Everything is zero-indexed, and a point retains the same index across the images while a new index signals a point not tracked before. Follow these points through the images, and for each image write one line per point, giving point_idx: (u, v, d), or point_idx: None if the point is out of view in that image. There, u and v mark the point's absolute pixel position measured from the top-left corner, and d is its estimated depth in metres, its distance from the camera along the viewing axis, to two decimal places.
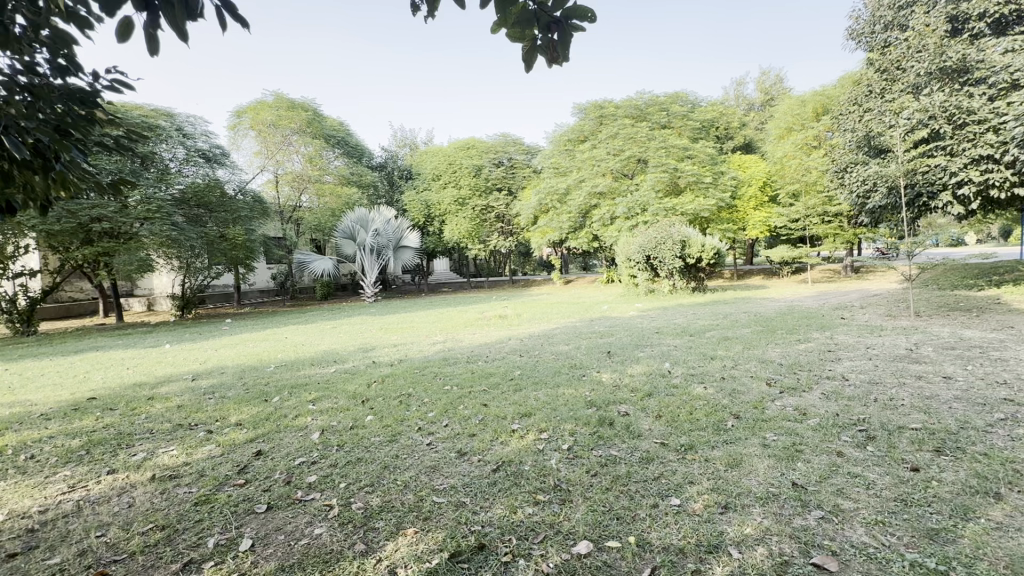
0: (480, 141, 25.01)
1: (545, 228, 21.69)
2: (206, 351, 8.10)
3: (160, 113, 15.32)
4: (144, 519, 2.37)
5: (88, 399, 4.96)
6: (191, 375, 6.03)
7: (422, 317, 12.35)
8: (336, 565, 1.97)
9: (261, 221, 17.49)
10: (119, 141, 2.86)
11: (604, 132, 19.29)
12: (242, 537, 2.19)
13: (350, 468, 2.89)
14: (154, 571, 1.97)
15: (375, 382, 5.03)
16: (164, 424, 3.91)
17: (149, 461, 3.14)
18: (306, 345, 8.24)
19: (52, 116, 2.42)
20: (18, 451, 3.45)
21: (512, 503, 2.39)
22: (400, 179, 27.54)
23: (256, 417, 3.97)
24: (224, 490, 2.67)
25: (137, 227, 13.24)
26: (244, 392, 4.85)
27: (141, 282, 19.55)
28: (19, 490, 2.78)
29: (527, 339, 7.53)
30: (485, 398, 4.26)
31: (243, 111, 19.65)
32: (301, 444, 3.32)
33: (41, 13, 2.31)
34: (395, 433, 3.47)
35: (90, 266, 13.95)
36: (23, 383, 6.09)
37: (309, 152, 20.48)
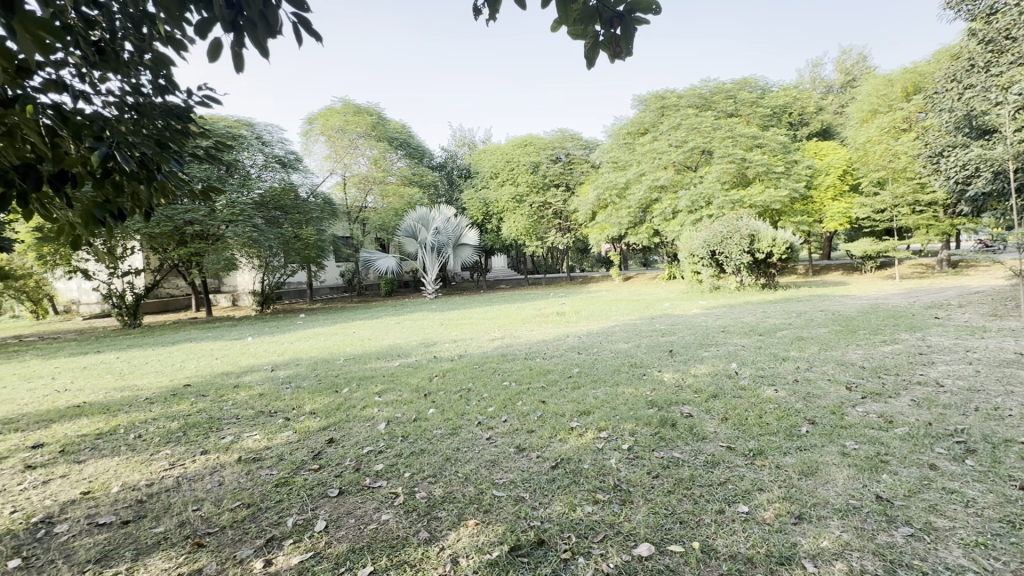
0: (537, 137, 24.96)
1: (604, 223, 21.32)
2: (284, 344, 8.71)
3: (242, 123, 16.56)
4: (232, 497, 2.59)
5: (184, 385, 5.50)
6: (270, 366, 6.50)
7: (481, 314, 12.55)
8: (402, 551, 2.05)
9: (331, 221, 18.51)
10: (208, 151, 3.11)
11: (665, 123, 18.69)
12: (318, 519, 2.34)
13: (414, 458, 3.01)
14: (242, 545, 2.16)
15: (436, 377, 5.20)
16: (248, 411, 4.25)
17: (235, 444, 3.43)
18: (372, 340, 8.62)
19: (153, 132, 2.66)
20: (128, 430, 3.89)
21: (571, 501, 2.39)
22: (459, 178, 28.12)
23: (327, 407, 4.23)
24: (301, 474, 2.86)
25: (223, 230, 14.42)
26: (317, 383, 5.19)
27: (227, 280, 21.30)
28: (130, 465, 3.14)
29: (586, 337, 7.45)
30: (544, 395, 4.28)
31: (314, 117, 20.86)
32: (369, 434, 3.50)
33: (144, 39, 2.55)
34: (456, 427, 3.56)
35: (184, 265, 15.38)
36: (132, 370, 6.86)
37: (374, 155, 21.33)
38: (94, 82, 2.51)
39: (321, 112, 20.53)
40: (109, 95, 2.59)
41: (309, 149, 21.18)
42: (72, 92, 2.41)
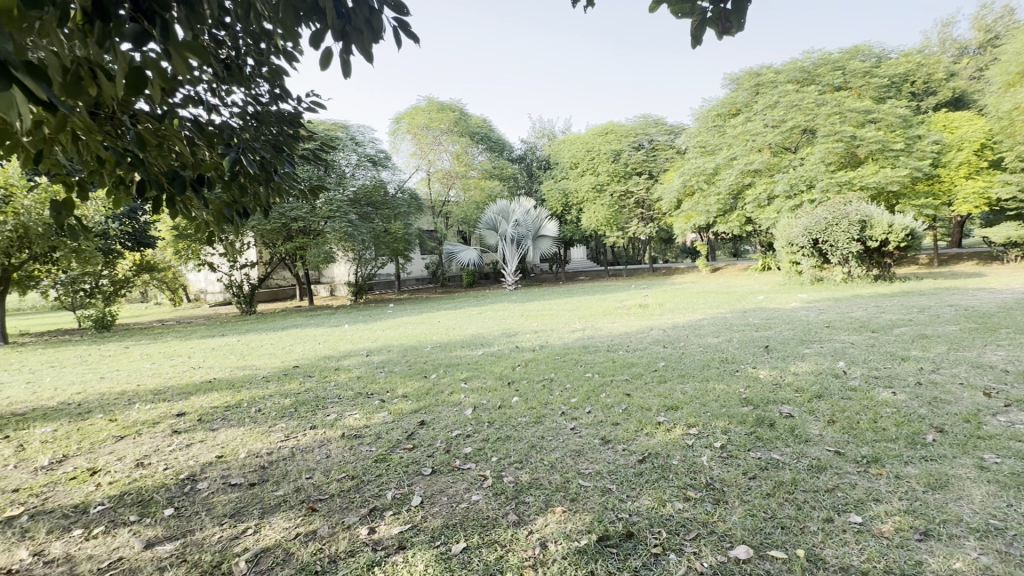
0: (618, 124, 24.22)
1: (690, 212, 20.29)
2: (377, 331, 9.34)
3: (338, 125, 17.76)
4: (338, 469, 2.84)
5: (294, 367, 6.11)
6: (366, 351, 7.00)
7: (560, 305, 12.53)
8: (492, 530, 2.13)
9: (417, 216, 19.44)
10: (314, 152, 3.36)
11: (761, 101, 17.33)
12: (414, 494, 2.50)
13: (500, 443, 3.10)
14: (349, 511, 2.37)
15: (518, 366, 5.29)
16: (349, 391, 4.63)
17: (339, 420, 3.76)
18: (456, 329, 8.97)
19: (269, 137, 2.94)
20: (251, 404, 4.41)
21: (660, 496, 2.34)
22: (538, 170, 28.20)
23: (418, 391, 4.48)
24: (397, 452, 3.07)
25: (323, 226, 15.70)
26: (408, 368, 5.51)
27: (326, 272, 23.16)
28: (253, 434, 3.55)
29: (671, 330, 7.15)
30: (629, 388, 4.20)
31: (402, 116, 21.96)
32: (457, 418, 3.66)
33: (263, 54, 2.82)
34: (540, 415, 3.61)
35: (291, 258, 16.97)
36: (251, 351, 7.74)
37: (457, 150, 21.97)
38: (223, 96, 2.84)
39: (408, 111, 21.55)
40: (234, 106, 2.91)
41: (397, 147, 22.32)
42: (206, 105, 2.73)
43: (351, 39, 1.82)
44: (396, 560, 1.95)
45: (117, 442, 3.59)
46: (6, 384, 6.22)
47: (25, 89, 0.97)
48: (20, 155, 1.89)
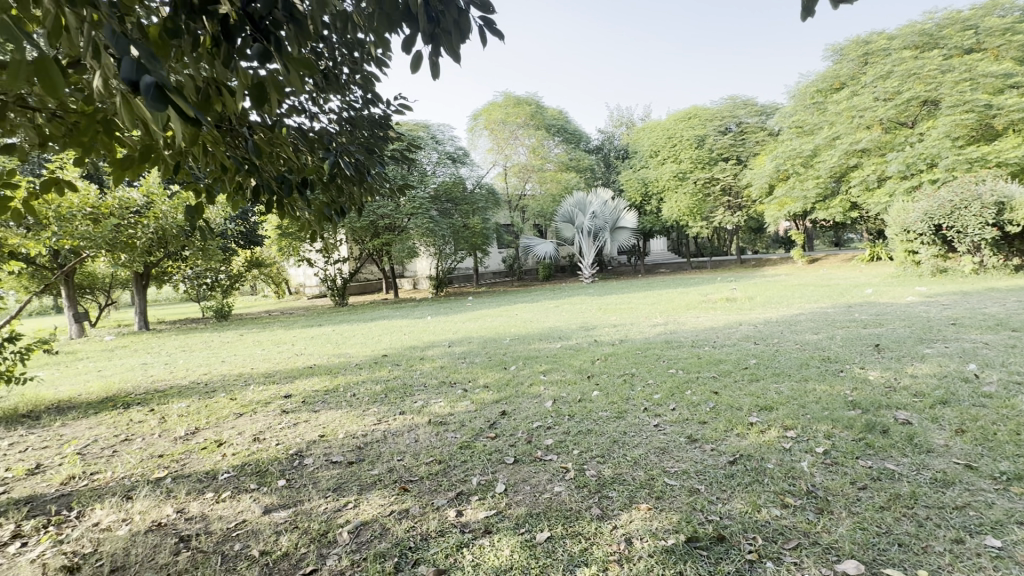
0: (703, 108, 22.89)
1: (784, 198, 18.75)
2: (458, 323, 9.67)
3: (420, 125, 18.45)
4: (427, 453, 3.00)
5: (383, 355, 6.52)
6: (448, 342, 7.28)
7: (639, 299, 12.18)
8: (576, 522, 2.14)
9: (494, 210, 19.80)
10: (401, 152, 3.53)
11: (870, 72, 15.55)
12: (498, 482, 2.57)
13: (582, 437, 3.09)
14: (438, 493, 2.49)
15: (598, 360, 5.22)
16: (433, 380, 4.87)
17: (426, 407, 3.96)
18: (534, 322, 9.04)
19: (361, 140, 3.14)
20: (347, 388, 4.78)
21: (755, 501, 2.21)
22: (616, 160, 27.51)
23: (498, 382, 4.59)
24: (480, 439, 3.17)
25: (406, 223, 16.49)
26: (488, 359, 5.65)
27: (409, 266, 24.32)
28: (350, 417, 3.85)
29: (763, 326, 6.68)
30: (717, 385, 3.99)
31: (479, 113, 22.45)
32: (537, 409, 3.71)
33: (356, 61, 3.00)
34: (622, 410, 3.55)
35: (377, 254, 18.01)
36: (345, 340, 8.34)
37: (533, 143, 22.01)
38: (321, 103, 3.06)
39: (486, 107, 21.96)
40: (331, 112, 3.13)
41: (475, 144, 22.81)
42: (306, 113, 2.96)
43: (440, 41, 1.85)
44: (483, 543, 2.03)
45: (237, 419, 4.05)
46: (150, 364, 7.24)
47: (179, 110, 1.10)
48: (162, 166, 2.16)
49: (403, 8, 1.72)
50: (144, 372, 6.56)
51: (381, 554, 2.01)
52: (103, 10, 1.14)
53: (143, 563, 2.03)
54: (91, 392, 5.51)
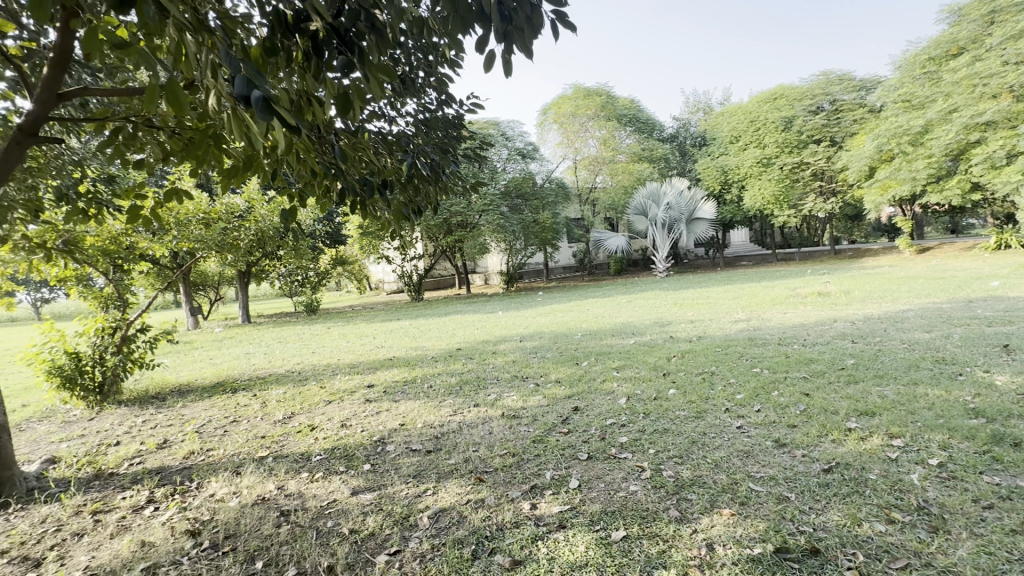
0: (790, 87, 21.15)
1: (887, 181, 16.87)
2: (529, 318, 9.75)
3: (490, 123, 18.71)
4: (501, 445, 3.06)
5: (458, 349, 6.72)
6: (519, 337, 7.36)
7: (719, 293, 11.58)
8: (653, 523, 2.09)
9: (564, 205, 19.66)
10: (475, 151, 3.59)
11: (997, 32, 13.54)
12: (571, 477, 2.57)
13: (658, 436, 3.01)
14: (512, 485, 2.54)
15: (674, 357, 5.04)
16: (506, 373, 4.95)
17: (499, 400, 4.04)
18: (606, 317, 8.90)
19: (436, 141, 3.23)
20: (425, 380, 5.00)
21: (854, 514, 2.03)
22: (693, 148, 26.24)
23: (570, 377, 4.57)
24: (553, 434, 3.18)
25: (478, 219, 16.85)
26: (559, 354, 5.65)
27: (481, 262, 24.81)
28: (427, 407, 4.02)
29: (862, 322, 6.09)
30: (808, 387, 3.70)
31: (549, 107, 22.40)
32: (610, 406, 3.66)
33: (431, 65, 3.09)
34: (701, 410, 3.40)
35: (450, 250, 18.57)
36: (422, 334, 8.72)
37: (603, 135, 21.58)
38: (399, 107, 3.19)
39: (555, 101, 21.86)
40: (408, 115, 3.25)
41: (545, 138, 22.75)
42: (385, 118, 3.10)
43: (513, 39, 1.85)
44: (558, 538, 2.03)
45: (327, 405, 4.38)
46: (252, 354, 8.02)
47: (282, 120, 1.22)
48: (261, 173, 2.37)
49: (476, 8, 1.74)
50: (248, 361, 7.28)
51: (460, 540, 2.08)
52: (216, 34, 1.26)
53: (251, 532, 2.27)
54: (206, 377, 6.23)
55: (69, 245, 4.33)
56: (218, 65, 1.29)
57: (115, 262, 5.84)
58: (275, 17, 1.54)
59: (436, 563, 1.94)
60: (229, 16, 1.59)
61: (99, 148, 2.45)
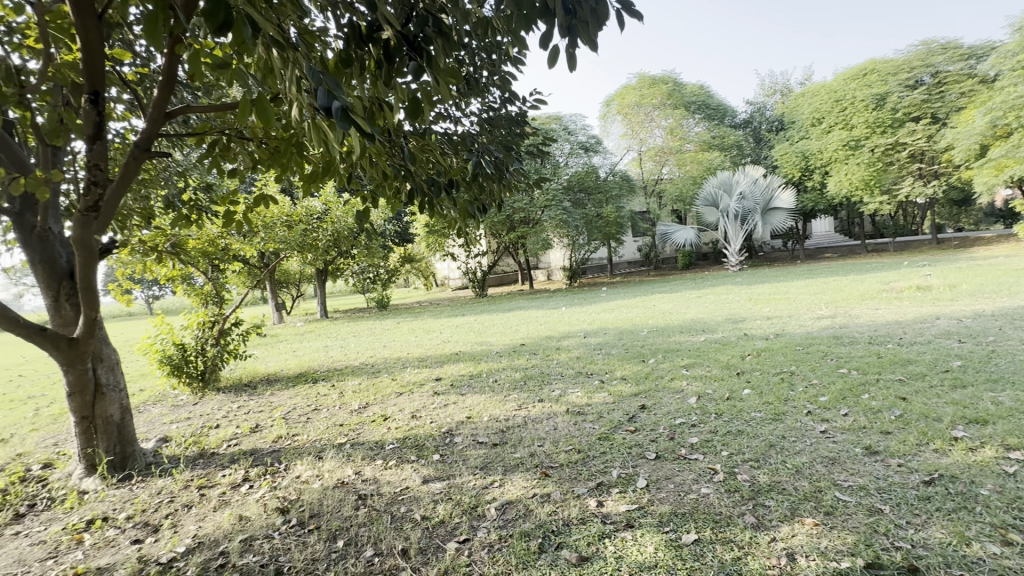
0: (882, 60, 19.19)
1: (1002, 160, 14.90)
2: (593, 314, 9.62)
3: (552, 118, 18.62)
4: (566, 441, 3.06)
5: (522, 344, 6.77)
6: (583, 333, 7.29)
7: (800, 288, 10.78)
8: (727, 528, 2.00)
9: (629, 197, 19.18)
10: (538, 146, 3.59)
11: None
12: (639, 476, 2.52)
13: (732, 438, 2.87)
14: (578, 482, 2.53)
15: (749, 355, 4.78)
16: (571, 370, 4.93)
17: (564, 396, 4.03)
18: (675, 313, 8.59)
19: (501, 138, 3.27)
20: (490, 374, 5.08)
21: (962, 532, 1.83)
22: (769, 133, 24.61)
23: (637, 374, 4.47)
24: (620, 432, 3.13)
25: (540, 215, 16.87)
26: (625, 351, 5.54)
27: (543, 258, 24.81)
28: (492, 402, 4.09)
29: (971, 320, 5.44)
30: (905, 390, 3.37)
31: (612, 99, 21.93)
32: (679, 405, 3.54)
33: (495, 63, 3.13)
34: (779, 412, 3.20)
35: (513, 247, 18.73)
36: (487, 329, 8.89)
37: (670, 124, 20.78)
38: (464, 108, 3.26)
39: (618, 92, 21.35)
40: (473, 115, 3.32)
41: (608, 131, 22.26)
42: (451, 119, 3.18)
43: (577, 32, 1.81)
44: (626, 537, 2.01)
45: (398, 397, 4.59)
46: (330, 347, 8.56)
47: (358, 127, 1.29)
48: (338, 178, 2.52)
49: (540, 5, 1.73)
50: (326, 354, 7.77)
51: (526, 533, 2.11)
52: (300, 50, 1.35)
53: (333, 513, 2.44)
54: (291, 368, 6.74)
55: (175, 247, 4.84)
56: (302, 78, 1.39)
57: (212, 263, 6.45)
58: (351, 29, 1.62)
59: (504, 554, 1.98)
60: (310, 31, 1.70)
61: (199, 160, 2.72)
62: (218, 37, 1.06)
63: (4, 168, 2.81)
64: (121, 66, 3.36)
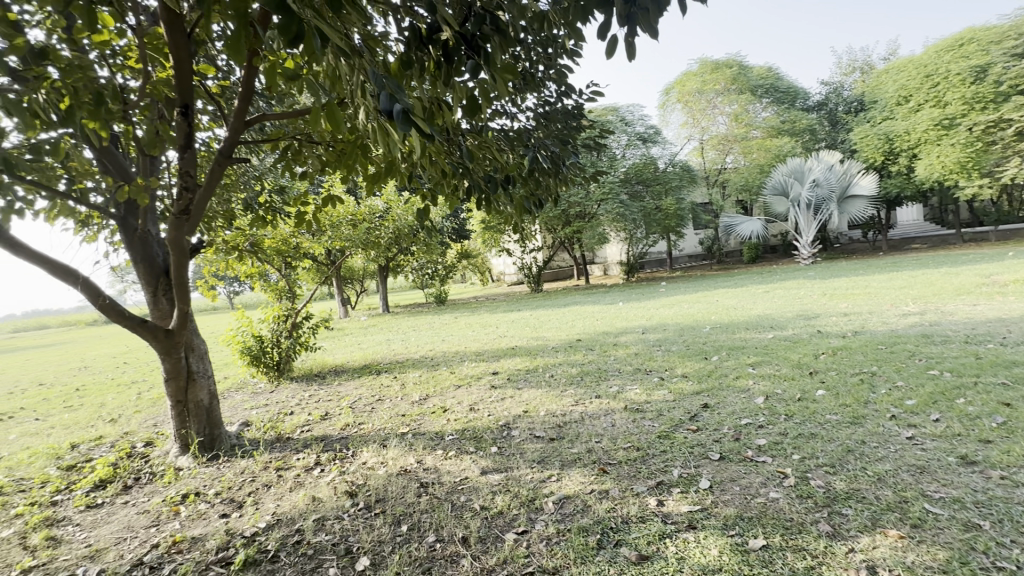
0: (983, 29, 17.20)
1: None
2: (652, 309, 9.38)
3: (609, 109, 18.26)
4: (624, 438, 3.01)
5: (578, 340, 6.73)
6: (642, 329, 7.12)
7: (883, 282, 9.93)
8: (799, 535, 1.90)
9: (690, 189, 18.47)
10: (595, 140, 3.53)
11: None
12: (702, 477, 2.44)
13: (804, 440, 2.71)
14: (637, 480, 2.49)
15: (824, 354, 4.48)
16: (628, 366, 4.85)
17: (622, 393, 3.97)
18: (740, 309, 8.19)
19: (556, 131, 3.24)
20: (546, 369, 5.10)
21: None
22: (846, 115, 22.79)
23: (698, 372, 4.32)
24: (681, 431, 3.04)
25: (596, 208, 16.62)
26: (686, 348, 5.36)
27: (599, 253, 24.43)
28: (549, 397, 4.10)
29: None
30: (1010, 396, 3.02)
31: (672, 87, 21.19)
32: (745, 405, 3.38)
33: (551, 57, 3.10)
34: (858, 416, 2.97)
35: (568, 241, 18.59)
36: (543, 325, 8.89)
37: (734, 110, 19.77)
38: (519, 104, 3.26)
39: (678, 79, 20.58)
40: (528, 110, 3.31)
41: (667, 120, 21.55)
42: (507, 115, 3.20)
43: (637, 20, 1.76)
44: (688, 538, 1.96)
45: (456, 390, 4.71)
46: (392, 340, 8.91)
47: (419, 127, 1.33)
48: (399, 178, 2.60)
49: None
50: (388, 347, 8.09)
51: (585, 528, 2.11)
52: (365, 57, 1.41)
53: (397, 499, 2.55)
54: (356, 360, 7.09)
55: (253, 246, 5.21)
56: (368, 84, 1.45)
57: (286, 260, 6.91)
58: (412, 33, 1.66)
59: (562, 547, 1.99)
60: (373, 36, 1.76)
61: (274, 164, 2.91)
62: (292, 50, 1.13)
63: (110, 177, 3.15)
64: (206, 80, 3.66)
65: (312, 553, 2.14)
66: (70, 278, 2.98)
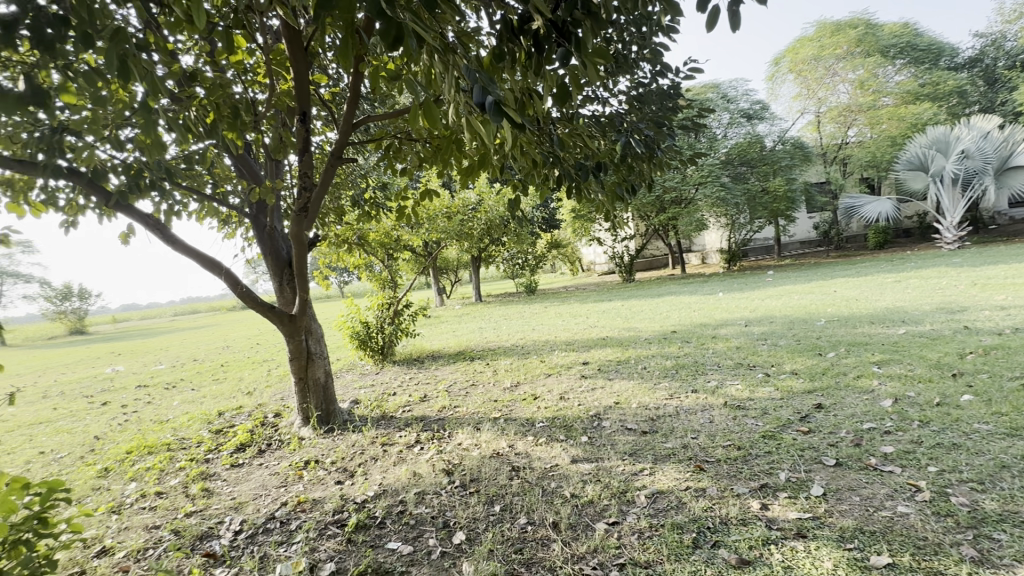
0: None
1: None
2: (756, 300, 8.69)
3: (708, 87, 17.10)
4: (724, 436, 2.85)
5: (672, 332, 6.44)
6: (744, 321, 6.64)
7: None
8: (935, 557, 1.68)
9: (803, 167, 16.71)
10: (693, 120, 3.31)
11: None
12: (814, 483, 2.23)
13: (943, 451, 2.36)
14: (737, 480, 2.34)
15: (973, 354, 3.84)
16: (729, 360, 4.55)
17: (721, 389, 3.74)
18: (863, 300, 7.30)
19: (650, 113, 3.08)
20: (637, 361, 4.96)
21: None
22: (1009, 71, 19.11)
23: (811, 369, 3.93)
24: (790, 432, 2.81)
25: (694, 193, 15.71)
26: (796, 343, 4.90)
27: (697, 240, 23.07)
28: (641, 389, 3.98)
29: None
30: None
31: (782, 56, 19.25)
32: (868, 407, 3.02)
33: (644, 36, 2.95)
34: (1017, 428, 2.52)
35: (662, 229, 17.79)
36: (635, 315, 8.64)
37: (859, 76, 17.50)
38: (611, 88, 3.15)
39: (790, 47, 18.67)
40: (620, 93, 3.19)
41: (777, 93, 19.66)
42: (598, 100, 3.11)
43: None
44: (796, 547, 1.81)
45: (547, 378, 4.76)
46: (484, 329, 9.20)
47: (512, 119, 1.34)
48: (491, 170, 2.66)
49: None
50: (481, 335, 8.36)
51: (679, 525, 2.03)
52: (459, 52, 1.44)
53: (489, 480, 2.66)
54: (451, 346, 7.43)
55: (360, 238, 5.66)
56: (463, 79, 1.49)
57: (388, 251, 7.41)
58: (503, 25, 1.67)
59: (654, 542, 1.94)
60: (466, 32, 1.80)
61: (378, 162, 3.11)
62: (392, 53, 1.19)
63: (245, 181, 3.59)
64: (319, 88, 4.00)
65: (413, 523, 2.31)
66: (215, 269, 3.43)
